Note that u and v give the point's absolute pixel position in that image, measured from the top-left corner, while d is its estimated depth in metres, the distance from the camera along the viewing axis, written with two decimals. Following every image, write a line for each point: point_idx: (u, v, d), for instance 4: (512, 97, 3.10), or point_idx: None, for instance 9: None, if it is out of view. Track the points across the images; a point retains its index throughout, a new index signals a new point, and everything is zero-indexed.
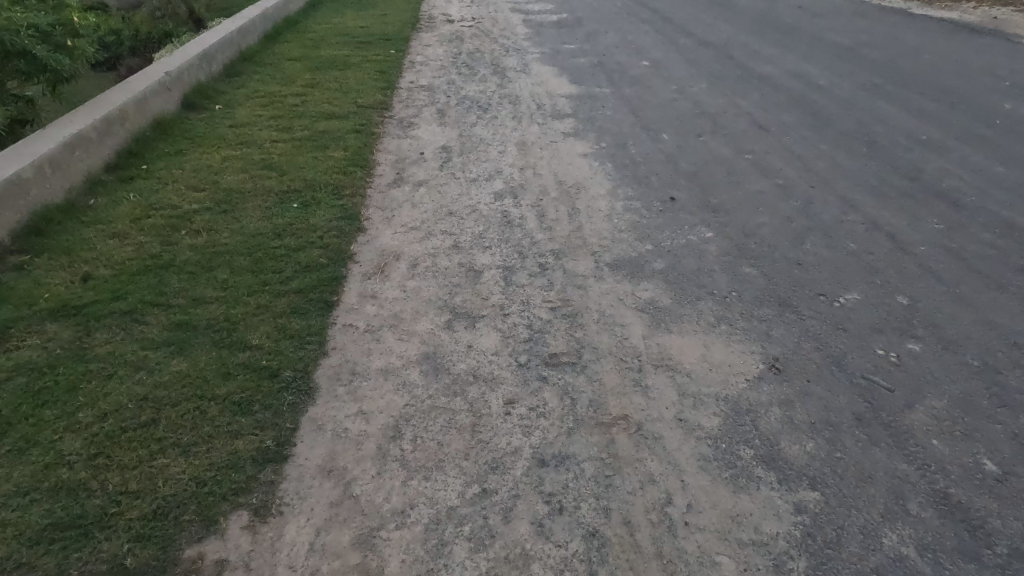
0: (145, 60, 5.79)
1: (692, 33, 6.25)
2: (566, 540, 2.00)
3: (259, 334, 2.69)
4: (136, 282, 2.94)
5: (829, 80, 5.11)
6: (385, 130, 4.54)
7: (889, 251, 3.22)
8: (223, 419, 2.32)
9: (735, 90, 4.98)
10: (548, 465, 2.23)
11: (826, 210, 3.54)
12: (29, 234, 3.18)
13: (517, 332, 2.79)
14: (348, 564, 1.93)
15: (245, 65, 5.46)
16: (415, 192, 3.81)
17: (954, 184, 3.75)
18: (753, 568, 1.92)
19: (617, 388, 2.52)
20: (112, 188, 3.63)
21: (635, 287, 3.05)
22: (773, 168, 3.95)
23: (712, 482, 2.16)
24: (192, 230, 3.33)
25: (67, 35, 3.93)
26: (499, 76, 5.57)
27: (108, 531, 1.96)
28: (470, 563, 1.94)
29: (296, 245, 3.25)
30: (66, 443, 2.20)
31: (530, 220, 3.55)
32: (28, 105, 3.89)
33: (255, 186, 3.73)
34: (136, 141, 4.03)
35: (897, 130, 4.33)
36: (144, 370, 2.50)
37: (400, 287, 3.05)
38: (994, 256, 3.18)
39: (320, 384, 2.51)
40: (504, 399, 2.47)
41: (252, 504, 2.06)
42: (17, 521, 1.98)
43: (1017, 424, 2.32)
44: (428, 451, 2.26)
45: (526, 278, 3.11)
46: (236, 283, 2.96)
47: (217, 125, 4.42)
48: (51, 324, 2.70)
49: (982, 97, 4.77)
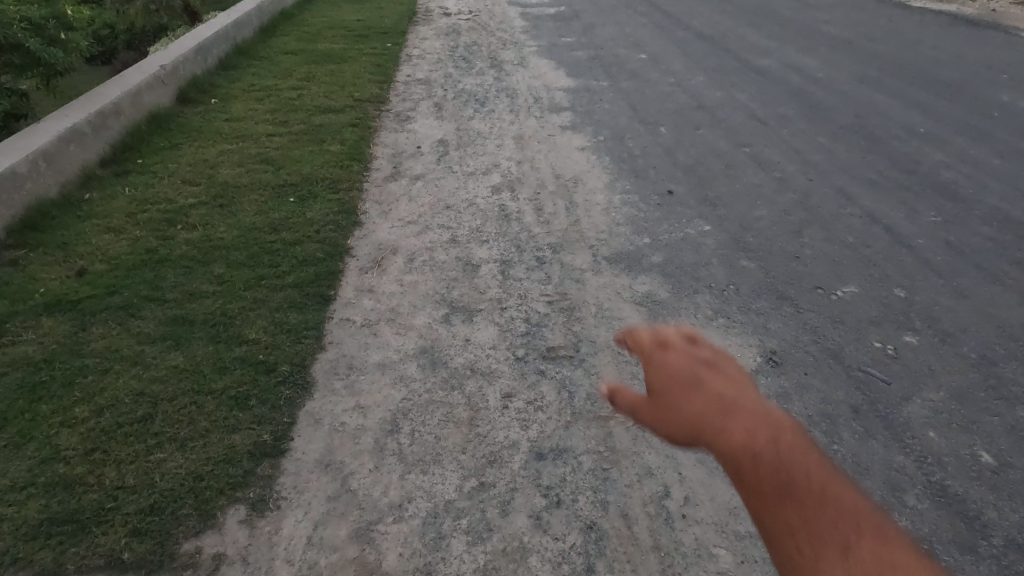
0: (139, 54, 5.75)
1: (689, 25, 6.24)
2: (564, 533, 2.00)
3: (256, 328, 2.68)
4: (131, 277, 2.92)
5: (827, 73, 5.10)
6: (382, 123, 4.52)
7: (886, 244, 3.21)
8: (220, 413, 2.31)
9: (733, 83, 4.96)
10: (545, 458, 2.23)
11: (824, 203, 3.53)
12: (24, 229, 3.16)
13: (514, 325, 2.79)
14: (345, 558, 1.92)
15: (239, 58, 5.43)
16: (412, 186, 3.80)
17: (952, 177, 3.75)
18: (750, 561, 1.93)
19: (615, 382, 2.52)
20: (107, 183, 3.61)
21: (633, 280, 3.05)
22: (771, 160, 3.94)
23: (709, 475, 2.17)
24: (188, 224, 3.31)
25: (59, 29, 3.93)
26: (497, 69, 5.56)
27: (105, 526, 1.96)
28: (467, 556, 1.94)
29: (292, 239, 3.23)
30: (62, 438, 2.20)
31: (527, 213, 3.54)
32: (22, 98, 3.81)
33: (251, 180, 3.71)
34: (132, 135, 4.01)
35: (896, 123, 4.33)
36: (141, 365, 2.49)
37: (397, 281, 3.04)
38: (992, 249, 3.18)
39: (317, 378, 2.50)
40: (502, 393, 2.47)
41: (249, 499, 2.06)
42: (14, 516, 1.97)
43: (1013, 416, 2.33)
44: (426, 445, 2.26)
45: (523, 271, 3.11)
46: (233, 278, 2.95)
47: (214, 119, 4.40)
48: (47, 319, 2.68)
49: (980, 90, 4.77)
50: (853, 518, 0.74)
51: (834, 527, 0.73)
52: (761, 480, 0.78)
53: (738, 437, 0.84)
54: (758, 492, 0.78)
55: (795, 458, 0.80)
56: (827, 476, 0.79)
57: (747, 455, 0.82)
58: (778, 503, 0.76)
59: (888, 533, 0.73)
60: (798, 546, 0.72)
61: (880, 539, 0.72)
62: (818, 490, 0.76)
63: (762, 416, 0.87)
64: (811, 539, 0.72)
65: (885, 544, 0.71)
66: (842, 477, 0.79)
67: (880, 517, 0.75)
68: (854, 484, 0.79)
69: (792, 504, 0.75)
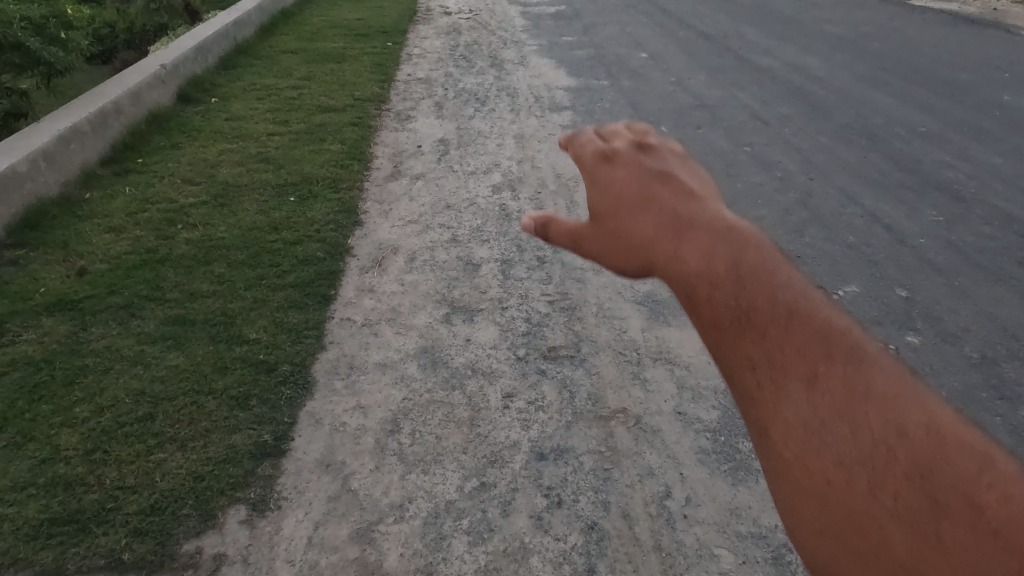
0: (139, 53, 5.74)
1: (690, 24, 6.23)
2: (565, 533, 2.00)
3: (257, 328, 2.68)
4: (132, 276, 2.92)
5: (829, 72, 5.09)
6: (383, 122, 4.52)
7: (888, 243, 3.21)
8: (221, 413, 2.31)
9: (735, 82, 4.96)
10: (546, 458, 2.22)
11: (825, 202, 3.52)
12: (25, 228, 3.15)
13: (515, 325, 2.78)
14: (346, 558, 1.92)
15: (240, 57, 5.42)
16: (413, 185, 3.80)
17: (953, 177, 3.75)
18: (751, 561, 1.93)
19: (616, 382, 2.52)
20: (108, 182, 3.61)
21: (634, 281, 3.05)
22: (772, 159, 3.93)
23: (711, 475, 2.17)
24: (189, 224, 3.31)
25: (60, 28, 3.93)
26: (497, 68, 5.56)
27: (105, 526, 1.95)
28: (468, 556, 1.93)
29: (293, 238, 3.24)
30: (63, 438, 2.20)
31: (528, 212, 3.54)
32: (22, 98, 3.80)
33: (252, 179, 3.71)
34: (132, 134, 4.01)
35: (897, 122, 4.33)
36: (141, 365, 2.48)
37: (397, 281, 3.04)
38: (994, 248, 3.18)
39: (318, 378, 2.50)
40: (502, 393, 2.47)
41: (250, 499, 2.06)
42: (14, 517, 1.97)
43: (1015, 416, 2.32)
44: (427, 445, 2.26)
45: (524, 271, 3.11)
46: (233, 278, 2.95)
47: (214, 119, 4.40)
48: (47, 319, 2.68)
49: (981, 89, 4.76)
50: (817, 348, 0.95)
51: (794, 351, 0.95)
52: (723, 312, 1.04)
53: (694, 268, 1.13)
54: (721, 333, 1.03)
55: (754, 292, 1.03)
56: (783, 303, 1.02)
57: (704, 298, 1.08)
58: (741, 336, 1.00)
59: (853, 360, 0.93)
60: (759, 375, 0.95)
61: (845, 365, 0.92)
62: (783, 324, 0.98)
63: (717, 249, 1.13)
64: (772, 367, 0.95)
65: (847, 364, 0.92)
66: (797, 300, 1.02)
67: (845, 343, 0.96)
68: (814, 309, 1.01)
69: (752, 335, 0.99)
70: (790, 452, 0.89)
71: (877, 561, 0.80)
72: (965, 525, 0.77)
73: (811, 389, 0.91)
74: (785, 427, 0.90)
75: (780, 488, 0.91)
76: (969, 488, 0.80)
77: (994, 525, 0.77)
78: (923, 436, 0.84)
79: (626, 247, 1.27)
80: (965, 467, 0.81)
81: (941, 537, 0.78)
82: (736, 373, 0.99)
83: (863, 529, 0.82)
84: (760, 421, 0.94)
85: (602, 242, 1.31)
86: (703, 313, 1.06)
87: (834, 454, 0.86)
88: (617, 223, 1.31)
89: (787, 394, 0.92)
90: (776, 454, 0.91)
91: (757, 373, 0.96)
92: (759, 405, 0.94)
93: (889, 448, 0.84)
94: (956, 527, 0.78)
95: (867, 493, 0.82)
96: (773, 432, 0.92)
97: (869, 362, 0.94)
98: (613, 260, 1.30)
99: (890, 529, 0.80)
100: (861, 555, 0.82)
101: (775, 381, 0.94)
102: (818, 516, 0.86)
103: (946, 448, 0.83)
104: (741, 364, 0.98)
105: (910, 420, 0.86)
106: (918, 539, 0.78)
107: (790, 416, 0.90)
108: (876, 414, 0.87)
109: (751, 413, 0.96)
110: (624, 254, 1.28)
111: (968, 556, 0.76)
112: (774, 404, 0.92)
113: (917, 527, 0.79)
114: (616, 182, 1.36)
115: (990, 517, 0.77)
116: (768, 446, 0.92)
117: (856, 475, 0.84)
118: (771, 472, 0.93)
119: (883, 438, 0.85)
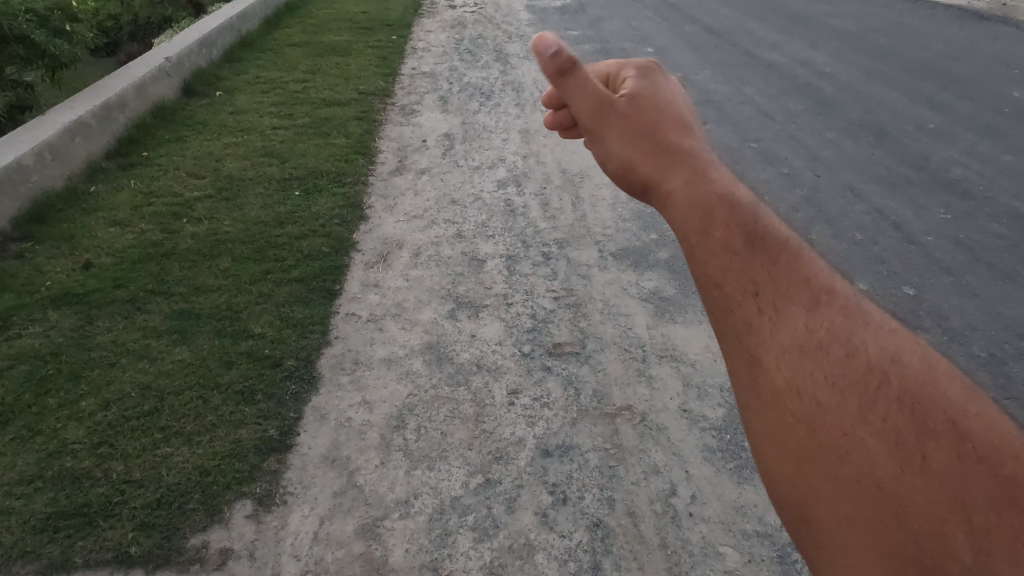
0: (144, 47, 5.71)
1: (696, 17, 6.19)
2: (569, 530, 2.00)
3: (261, 322, 2.67)
4: (137, 270, 2.92)
5: (835, 67, 5.06)
6: (387, 116, 4.49)
7: (896, 241, 3.18)
8: (226, 408, 2.31)
9: (742, 73, 4.91)
10: (551, 455, 2.22)
11: (834, 198, 3.48)
12: (30, 222, 3.15)
13: (520, 321, 2.78)
14: (351, 554, 1.93)
15: (244, 50, 5.41)
16: (417, 180, 3.79)
17: (962, 174, 3.73)
18: (756, 560, 1.94)
19: (622, 379, 2.52)
20: (113, 175, 3.60)
21: (640, 277, 3.06)
22: (779, 153, 3.89)
23: (717, 473, 2.17)
24: (193, 218, 3.30)
25: (65, 20, 3.92)
26: (502, 62, 5.54)
27: (113, 520, 1.96)
28: (474, 553, 1.94)
29: (298, 233, 3.23)
30: (69, 432, 2.20)
31: (532, 209, 3.53)
32: (27, 90, 3.81)
33: (257, 173, 3.70)
34: (137, 127, 4.00)
35: (905, 118, 4.30)
36: (147, 359, 2.48)
37: (402, 277, 3.03)
38: (1002, 247, 3.16)
39: (323, 373, 2.50)
40: (507, 390, 2.47)
41: (256, 494, 2.06)
42: (21, 509, 1.98)
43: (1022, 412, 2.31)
44: (433, 441, 2.26)
45: (529, 268, 3.10)
46: (239, 272, 2.94)
47: (219, 112, 4.38)
48: (54, 311, 2.69)
49: (990, 85, 4.73)
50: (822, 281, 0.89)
51: (801, 280, 0.88)
52: (738, 231, 0.94)
53: (716, 189, 1.01)
54: (731, 245, 0.92)
55: (769, 224, 0.95)
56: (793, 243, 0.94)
57: (725, 206, 0.97)
58: (751, 259, 0.91)
59: (852, 301, 0.86)
60: (762, 301, 0.87)
61: (846, 302, 0.86)
62: (793, 253, 0.91)
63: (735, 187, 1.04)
64: (778, 292, 0.87)
65: (846, 302, 0.86)
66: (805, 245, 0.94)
67: (843, 286, 0.89)
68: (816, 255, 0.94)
69: (765, 258, 0.90)
70: (780, 378, 0.82)
71: (855, 487, 0.74)
72: (949, 449, 0.72)
73: (814, 315, 0.84)
74: (779, 352, 0.83)
75: (762, 420, 0.83)
76: (958, 416, 0.75)
77: (976, 452, 0.72)
78: (918, 371, 0.78)
79: (650, 142, 1.11)
80: (954, 399, 0.76)
81: (926, 460, 0.72)
82: (734, 297, 0.89)
83: (846, 453, 0.75)
84: (750, 350, 0.86)
85: (631, 127, 1.13)
86: (713, 232, 0.95)
87: (828, 378, 0.79)
88: (657, 124, 1.13)
89: (785, 318, 0.85)
90: (765, 382, 0.83)
91: (760, 299, 0.87)
92: (753, 333, 0.86)
93: (882, 375, 0.78)
94: (941, 450, 0.72)
95: (858, 416, 0.76)
96: (764, 359, 0.84)
97: (870, 307, 0.87)
98: (632, 144, 1.12)
99: (874, 454, 0.74)
100: (843, 479, 0.75)
101: (778, 307, 0.86)
102: (801, 443, 0.78)
103: (938, 379, 0.78)
104: (740, 288, 0.89)
105: (907, 353, 0.80)
106: (903, 460, 0.72)
107: (787, 343, 0.83)
108: (874, 343, 0.81)
109: (738, 342, 0.87)
110: (646, 144, 1.11)
111: (949, 480, 0.71)
112: (772, 331, 0.85)
113: (903, 448, 0.73)
114: (660, 100, 1.18)
115: (973, 443, 0.73)
116: (754, 373, 0.85)
117: (848, 398, 0.77)
118: (754, 403, 0.84)
119: (875, 365, 0.79)
